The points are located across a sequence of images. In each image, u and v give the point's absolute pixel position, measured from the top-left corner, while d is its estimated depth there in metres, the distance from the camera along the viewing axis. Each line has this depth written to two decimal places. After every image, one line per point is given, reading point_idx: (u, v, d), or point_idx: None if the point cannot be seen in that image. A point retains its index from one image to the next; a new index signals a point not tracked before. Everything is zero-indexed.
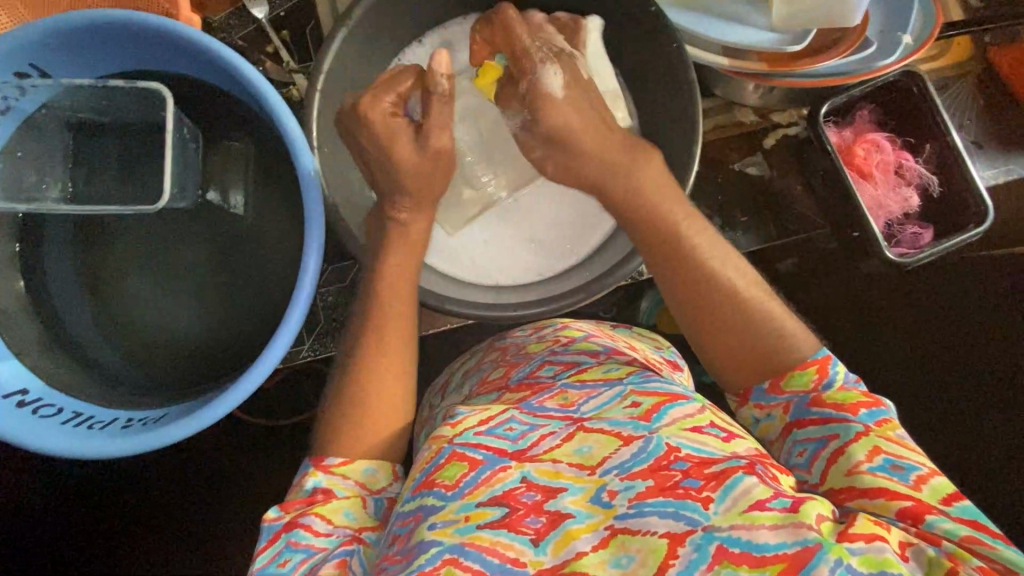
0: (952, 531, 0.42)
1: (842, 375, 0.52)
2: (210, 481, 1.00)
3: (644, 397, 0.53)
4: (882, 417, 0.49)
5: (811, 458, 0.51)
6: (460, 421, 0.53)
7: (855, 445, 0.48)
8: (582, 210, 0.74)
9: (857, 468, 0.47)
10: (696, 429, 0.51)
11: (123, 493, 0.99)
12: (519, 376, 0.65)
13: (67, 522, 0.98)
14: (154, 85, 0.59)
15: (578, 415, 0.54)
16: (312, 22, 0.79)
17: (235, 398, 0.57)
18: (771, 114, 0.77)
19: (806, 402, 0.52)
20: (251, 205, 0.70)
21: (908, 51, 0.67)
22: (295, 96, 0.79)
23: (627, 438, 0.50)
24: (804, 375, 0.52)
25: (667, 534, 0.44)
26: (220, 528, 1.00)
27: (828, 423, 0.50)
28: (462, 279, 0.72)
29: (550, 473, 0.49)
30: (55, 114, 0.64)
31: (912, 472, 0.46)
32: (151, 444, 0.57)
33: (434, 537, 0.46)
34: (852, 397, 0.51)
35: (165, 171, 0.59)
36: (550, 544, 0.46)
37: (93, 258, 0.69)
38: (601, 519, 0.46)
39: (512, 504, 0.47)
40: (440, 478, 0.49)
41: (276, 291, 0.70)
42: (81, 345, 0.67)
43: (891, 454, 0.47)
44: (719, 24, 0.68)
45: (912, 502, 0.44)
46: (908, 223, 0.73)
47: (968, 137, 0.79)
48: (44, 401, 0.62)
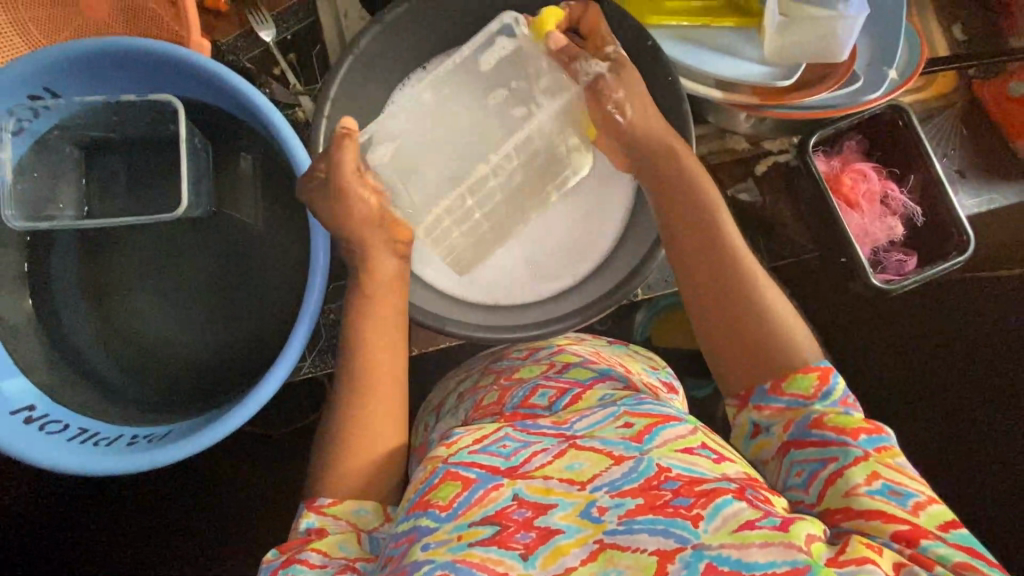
0: (946, 556, 0.46)
1: (842, 389, 0.55)
2: (205, 493, 1.01)
3: (636, 418, 0.56)
4: (882, 444, 0.52)
5: (808, 479, 0.53)
6: (455, 441, 0.55)
7: (853, 469, 0.51)
8: (577, 233, 0.76)
9: (855, 491, 0.50)
10: (686, 450, 0.53)
11: (119, 504, 0.99)
12: (514, 404, 0.66)
13: (65, 535, 0.98)
14: (166, 97, 0.62)
15: (570, 432, 0.56)
16: (318, 46, 0.81)
17: (244, 413, 0.59)
18: (762, 142, 0.79)
19: (807, 422, 0.54)
20: (258, 226, 0.72)
21: (893, 85, 0.71)
22: (301, 119, 0.81)
23: (618, 458, 0.52)
24: (806, 380, 0.56)
25: (657, 552, 0.46)
26: (215, 540, 1.00)
27: (828, 445, 0.53)
28: (460, 297, 0.73)
29: (541, 490, 0.51)
30: (68, 134, 0.66)
31: (909, 498, 0.49)
32: (155, 461, 0.59)
33: (426, 557, 0.47)
34: (853, 421, 0.53)
35: (183, 178, 0.62)
36: (540, 558, 0.47)
37: (101, 273, 0.70)
38: (590, 533, 0.48)
39: (503, 522, 0.49)
40: (434, 499, 0.51)
41: (280, 310, 0.71)
42: (87, 360, 0.69)
43: (889, 480, 0.50)
44: (714, 57, 0.71)
45: (907, 526, 0.48)
46: (893, 250, 0.75)
47: (952, 166, 0.81)
48: (50, 417, 0.63)
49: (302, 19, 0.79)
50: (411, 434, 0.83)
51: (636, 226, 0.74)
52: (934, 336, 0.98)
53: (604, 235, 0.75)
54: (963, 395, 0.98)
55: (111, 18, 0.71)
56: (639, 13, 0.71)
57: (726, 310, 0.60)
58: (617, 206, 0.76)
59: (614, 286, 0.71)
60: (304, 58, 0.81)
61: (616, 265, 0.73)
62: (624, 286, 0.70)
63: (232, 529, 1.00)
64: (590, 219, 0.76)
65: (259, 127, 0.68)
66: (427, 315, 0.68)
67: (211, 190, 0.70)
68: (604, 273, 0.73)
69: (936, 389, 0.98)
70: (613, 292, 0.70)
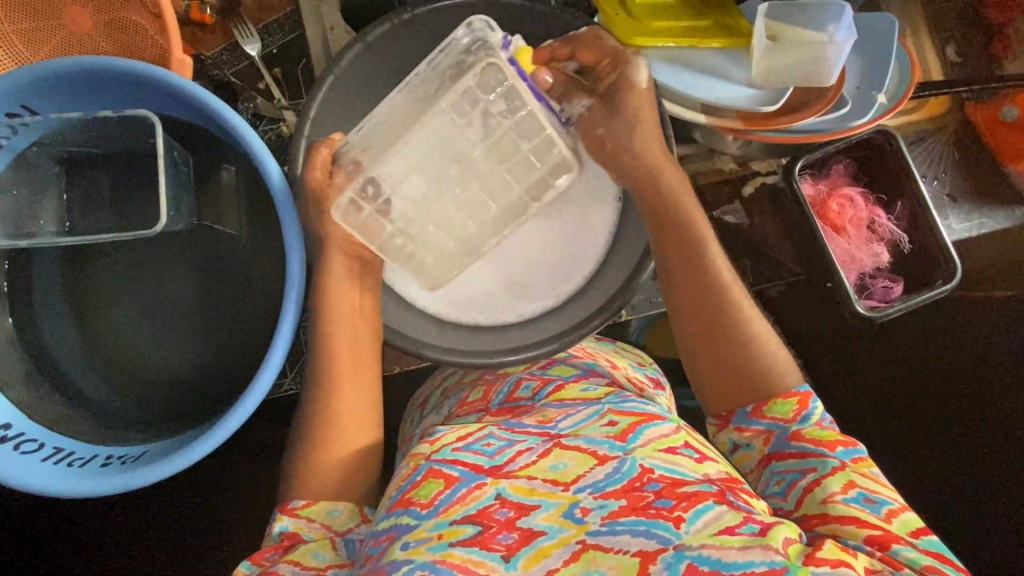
0: (915, 559, 0.47)
1: (820, 413, 0.57)
2: (187, 503, 1.00)
3: (621, 417, 0.58)
4: (857, 455, 0.54)
5: (787, 488, 0.55)
6: (437, 438, 0.56)
7: (830, 478, 0.52)
8: (556, 251, 0.74)
9: (831, 498, 0.51)
10: (670, 450, 0.55)
11: (104, 512, 0.99)
12: (500, 399, 0.68)
13: (53, 543, 0.99)
14: (143, 112, 0.61)
15: (555, 431, 0.58)
16: (304, 60, 0.81)
17: (218, 436, 0.59)
18: (750, 163, 0.79)
19: (786, 436, 0.56)
20: (240, 242, 0.71)
21: (882, 110, 0.70)
22: (284, 133, 0.80)
23: (602, 457, 0.54)
24: (786, 404, 0.57)
25: (639, 553, 0.47)
26: (195, 551, 1.00)
27: (806, 456, 0.54)
28: (442, 318, 0.72)
29: (525, 490, 0.52)
30: (47, 151, 0.65)
31: (883, 506, 0.50)
32: (129, 484, 0.59)
33: (406, 556, 0.48)
34: (829, 435, 0.55)
35: (161, 190, 0.60)
36: (522, 559, 0.48)
37: (82, 289, 0.70)
38: (572, 533, 0.49)
39: (485, 522, 0.50)
40: (417, 496, 0.52)
41: (261, 327, 0.71)
42: (66, 378, 0.68)
43: (864, 489, 0.52)
44: (701, 79, 0.70)
45: (880, 532, 0.48)
46: (879, 276, 0.75)
47: (942, 189, 0.80)
48: (25, 436, 0.63)
49: (288, 33, 0.80)
50: (400, 429, 0.82)
51: (620, 247, 0.73)
52: (927, 357, 0.97)
53: (588, 252, 0.74)
54: (953, 414, 0.97)
55: (95, 32, 0.71)
56: (626, 32, 0.70)
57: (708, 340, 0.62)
58: (601, 226, 0.74)
59: (601, 305, 0.71)
60: (290, 72, 0.81)
61: (600, 287, 0.72)
62: (607, 307, 0.70)
63: (213, 541, 1.00)
64: (572, 239, 0.74)
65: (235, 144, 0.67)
66: (405, 339, 0.67)
67: (194, 204, 0.69)
68: (587, 294, 0.73)
69: (927, 411, 0.97)
70: (597, 314, 0.70)
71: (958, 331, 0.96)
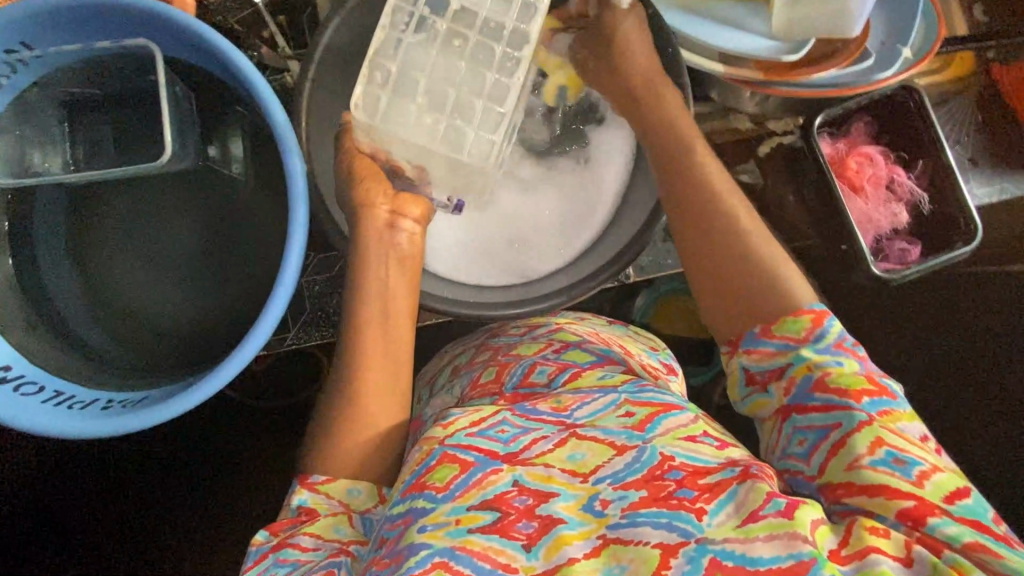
0: (955, 536, 0.43)
1: (836, 332, 0.52)
2: (179, 464, 0.98)
3: (638, 408, 0.56)
4: (885, 407, 0.49)
5: (810, 448, 0.51)
6: (452, 422, 0.56)
7: (857, 436, 0.48)
8: (565, 218, 0.74)
9: (858, 462, 0.47)
10: (690, 438, 0.53)
11: (88, 472, 0.96)
12: (513, 383, 0.66)
13: (40, 513, 0.95)
14: (142, 39, 0.60)
15: (571, 420, 0.57)
16: (309, 8, 0.79)
17: (218, 379, 0.58)
18: (766, 122, 0.76)
19: (808, 384, 0.51)
20: (245, 192, 0.70)
21: (907, 65, 0.67)
22: (289, 84, 0.81)
23: (620, 448, 0.53)
24: (797, 323, 0.53)
25: (660, 545, 0.46)
26: (189, 513, 0.98)
27: (831, 410, 0.50)
28: (448, 276, 0.72)
29: (542, 478, 0.51)
30: (48, 92, 0.65)
31: (915, 468, 0.46)
32: (129, 426, 0.58)
33: (424, 540, 0.47)
34: (856, 381, 0.50)
35: (165, 122, 0.59)
36: (542, 549, 0.48)
37: (81, 233, 0.69)
38: (593, 528, 0.48)
39: (503, 508, 0.49)
40: (431, 480, 0.51)
41: (264, 280, 0.70)
42: (66, 323, 0.67)
43: (894, 448, 0.47)
44: (719, 29, 0.67)
45: (914, 503, 0.44)
46: (897, 238, 0.72)
47: (963, 153, 0.78)
48: (25, 378, 0.62)
49: None
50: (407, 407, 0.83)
51: (629, 208, 0.71)
52: (937, 330, 0.96)
53: (592, 222, 0.73)
54: (961, 391, 0.95)
55: None
56: None
57: (717, 255, 0.58)
58: (610, 191, 0.73)
59: (604, 262, 0.69)
60: (294, 20, 0.79)
61: (602, 249, 0.70)
62: (613, 264, 0.67)
63: (209, 503, 0.98)
64: (578, 206, 0.74)
65: (236, 85, 0.65)
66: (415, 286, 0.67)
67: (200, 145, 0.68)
68: (591, 255, 0.71)
69: (940, 384, 0.95)
70: (600, 271, 0.67)
71: (972, 304, 0.95)
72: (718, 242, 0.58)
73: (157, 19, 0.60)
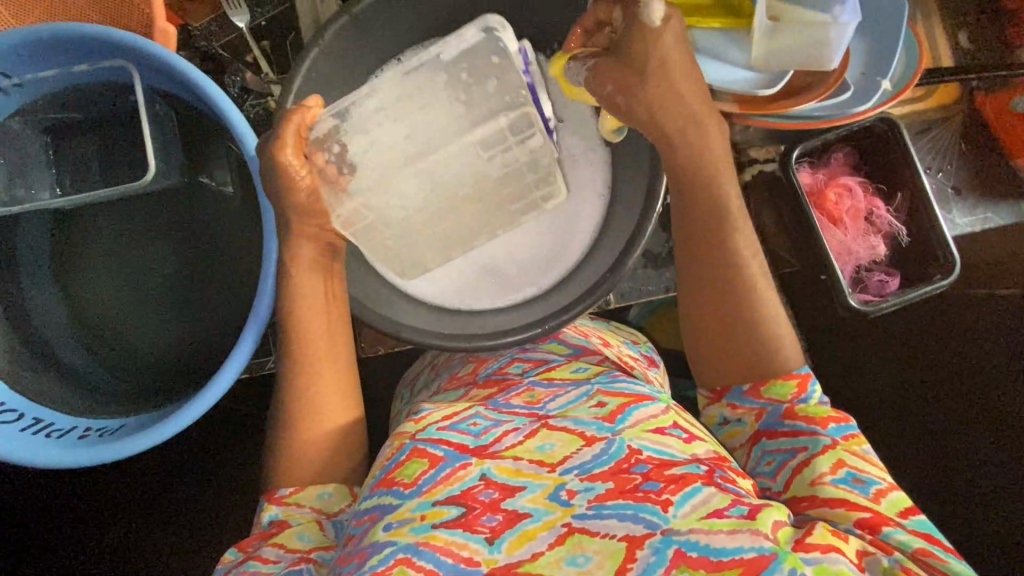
0: (906, 542, 0.46)
1: (817, 396, 0.56)
2: (164, 480, 0.98)
3: (609, 398, 0.57)
4: (849, 433, 0.53)
5: (778, 468, 0.54)
6: (423, 417, 0.56)
7: (820, 458, 0.52)
8: (543, 246, 0.73)
9: (820, 480, 0.51)
10: (658, 431, 0.54)
11: (77, 488, 0.97)
12: (488, 372, 0.69)
13: (29, 526, 0.97)
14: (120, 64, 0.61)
15: (543, 412, 0.58)
16: (293, 33, 0.79)
17: (191, 412, 0.58)
18: (748, 149, 0.76)
19: (779, 414, 0.56)
20: (224, 217, 0.70)
21: (886, 97, 0.67)
22: (272, 108, 0.79)
23: (589, 439, 0.53)
24: (784, 386, 0.56)
25: (625, 537, 0.47)
26: (174, 531, 0.98)
27: (798, 435, 0.54)
28: (421, 299, 0.71)
29: (510, 471, 0.52)
30: (31, 119, 0.65)
31: (872, 486, 0.50)
32: (103, 457, 0.59)
33: (388, 537, 0.48)
34: (823, 412, 0.54)
35: (147, 145, 0.60)
36: (506, 542, 0.48)
37: (63, 260, 0.69)
38: (558, 516, 0.49)
39: (469, 503, 0.50)
40: (399, 476, 0.52)
41: (243, 306, 0.70)
42: (48, 349, 0.68)
43: (853, 468, 0.51)
44: (698, 61, 0.68)
45: (869, 513, 0.48)
46: (875, 270, 0.73)
47: (946, 182, 0.78)
48: (5, 406, 0.63)
49: (278, 5, 0.78)
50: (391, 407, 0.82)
51: (605, 239, 0.70)
52: (925, 355, 0.96)
53: (570, 251, 0.72)
54: (948, 414, 0.95)
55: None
56: None
57: (717, 302, 0.59)
58: (587, 221, 0.72)
59: (588, 288, 0.67)
60: (278, 45, 0.79)
61: (582, 277, 0.69)
62: (591, 293, 0.65)
63: (195, 521, 0.98)
64: (553, 234, 0.73)
65: (211, 112, 0.66)
66: (383, 319, 0.64)
67: (183, 164, 0.69)
68: (570, 284, 0.70)
69: (927, 406, 0.95)
70: (577, 301, 0.65)
71: (958, 326, 0.95)
72: (719, 291, 0.59)
73: (131, 51, 0.60)
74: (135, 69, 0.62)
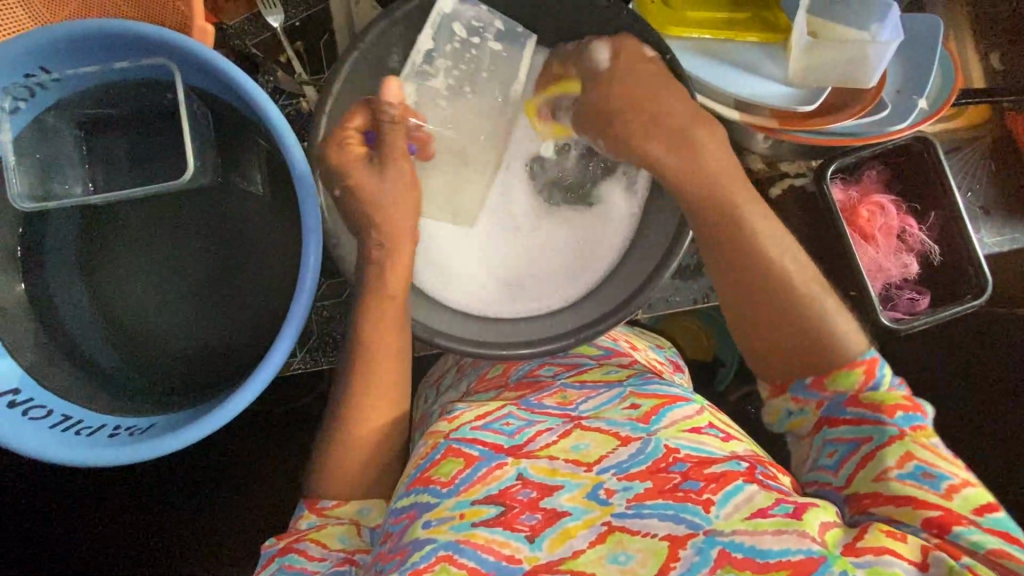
0: (979, 543, 0.46)
1: (889, 378, 0.55)
2: (179, 475, 0.98)
3: (643, 400, 0.57)
4: (918, 424, 0.52)
5: (840, 460, 0.55)
6: (457, 417, 0.57)
7: (888, 449, 0.52)
8: (567, 261, 0.72)
9: (885, 474, 0.51)
10: (694, 430, 0.55)
11: (90, 484, 0.96)
12: (519, 375, 0.69)
13: (39, 523, 0.96)
14: (161, 60, 0.61)
15: (576, 413, 0.58)
16: (327, 34, 0.79)
17: (227, 412, 0.58)
18: (779, 164, 0.76)
19: (841, 401, 0.55)
20: (256, 217, 0.70)
21: (922, 117, 0.68)
22: (304, 109, 0.79)
23: (625, 438, 0.54)
24: (850, 375, 0.55)
25: (667, 537, 0.47)
26: (187, 529, 0.98)
27: (862, 423, 0.54)
28: (446, 303, 0.69)
29: (547, 470, 0.52)
30: (65, 114, 0.65)
31: (943, 481, 0.49)
32: (136, 456, 0.58)
33: (428, 535, 0.48)
34: (892, 399, 0.53)
35: (187, 144, 0.60)
36: (546, 540, 0.48)
37: (93, 255, 0.69)
38: (598, 515, 0.49)
39: (507, 502, 0.50)
40: (436, 475, 0.53)
41: (273, 307, 0.70)
42: (76, 345, 0.68)
43: (924, 462, 0.50)
44: (736, 74, 0.68)
45: (939, 512, 0.47)
46: (905, 287, 0.73)
47: (974, 202, 0.78)
48: (34, 402, 0.62)
49: (313, 5, 0.78)
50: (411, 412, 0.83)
51: (634, 257, 0.69)
52: (945, 372, 0.96)
53: (596, 266, 0.71)
54: (970, 434, 0.95)
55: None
56: (664, 18, 0.69)
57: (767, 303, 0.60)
58: (614, 243, 0.71)
59: (609, 310, 0.66)
60: (311, 45, 0.79)
61: (607, 295, 0.68)
62: (625, 307, 0.65)
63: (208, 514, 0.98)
64: (577, 252, 0.72)
65: (247, 111, 0.65)
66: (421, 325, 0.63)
67: (218, 164, 0.68)
68: (596, 297, 0.69)
69: (946, 423, 0.95)
70: (606, 316, 0.65)
71: (979, 344, 0.95)
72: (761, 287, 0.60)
73: (174, 50, 0.60)
74: (175, 66, 0.61)
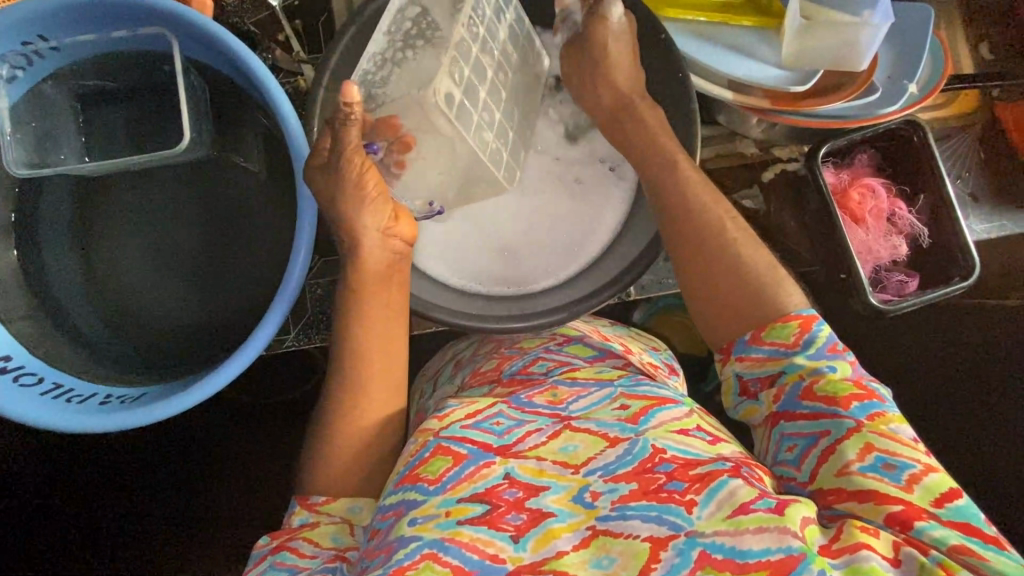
0: (940, 539, 0.45)
1: (824, 336, 0.55)
2: (171, 453, 0.98)
3: (633, 400, 0.57)
4: (874, 411, 0.52)
5: (801, 455, 0.53)
6: (447, 414, 0.56)
7: (846, 443, 0.51)
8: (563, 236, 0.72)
9: (847, 468, 0.50)
10: (682, 432, 0.55)
11: (82, 461, 0.96)
12: (512, 371, 0.67)
13: (31, 499, 0.96)
14: (157, 29, 0.61)
15: (566, 413, 0.57)
16: (325, 13, 0.80)
17: (216, 381, 0.58)
18: (772, 148, 0.78)
19: (797, 393, 0.54)
20: (251, 192, 0.70)
21: (910, 101, 0.69)
22: (302, 87, 0.79)
23: (613, 440, 0.53)
24: (785, 329, 0.56)
25: (650, 538, 0.47)
26: (180, 507, 0.98)
27: (819, 418, 0.53)
28: (445, 281, 0.69)
29: (534, 471, 0.52)
30: (63, 84, 0.65)
31: (904, 471, 0.49)
32: (126, 424, 0.58)
33: (413, 533, 0.49)
34: (845, 390, 0.53)
35: (183, 112, 0.60)
36: (531, 541, 0.48)
37: (89, 226, 0.69)
38: (582, 519, 0.49)
39: (493, 501, 0.50)
40: (424, 472, 0.52)
41: (267, 283, 0.70)
42: (69, 316, 0.68)
43: (883, 452, 0.50)
44: (728, 56, 0.69)
45: (901, 507, 0.47)
46: (895, 269, 0.74)
47: (964, 189, 0.79)
48: (25, 369, 0.62)
49: None
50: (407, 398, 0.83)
51: (626, 237, 0.70)
52: (936, 363, 0.97)
53: (589, 242, 0.71)
54: (959, 423, 0.96)
55: None
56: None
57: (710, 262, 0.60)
58: (605, 225, 0.71)
59: (601, 285, 0.67)
60: (310, 25, 0.80)
61: (600, 271, 0.69)
62: (613, 285, 0.66)
63: (200, 492, 0.98)
64: (575, 229, 0.71)
65: (243, 83, 0.65)
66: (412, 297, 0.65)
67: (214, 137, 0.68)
68: (592, 273, 0.70)
69: (937, 413, 0.96)
70: (601, 288, 0.66)
71: (968, 335, 0.97)
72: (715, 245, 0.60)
73: (172, 20, 0.60)
74: (171, 35, 0.61)
